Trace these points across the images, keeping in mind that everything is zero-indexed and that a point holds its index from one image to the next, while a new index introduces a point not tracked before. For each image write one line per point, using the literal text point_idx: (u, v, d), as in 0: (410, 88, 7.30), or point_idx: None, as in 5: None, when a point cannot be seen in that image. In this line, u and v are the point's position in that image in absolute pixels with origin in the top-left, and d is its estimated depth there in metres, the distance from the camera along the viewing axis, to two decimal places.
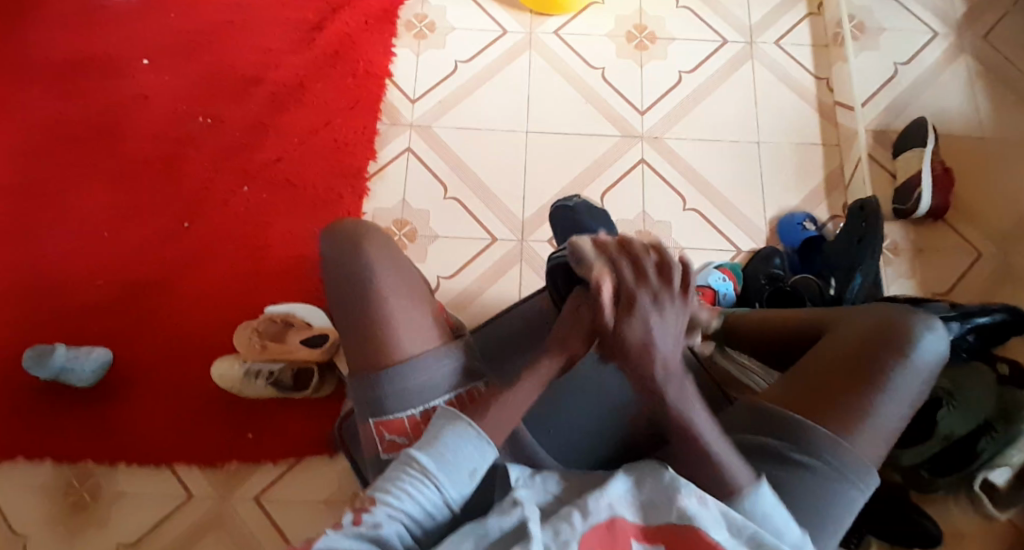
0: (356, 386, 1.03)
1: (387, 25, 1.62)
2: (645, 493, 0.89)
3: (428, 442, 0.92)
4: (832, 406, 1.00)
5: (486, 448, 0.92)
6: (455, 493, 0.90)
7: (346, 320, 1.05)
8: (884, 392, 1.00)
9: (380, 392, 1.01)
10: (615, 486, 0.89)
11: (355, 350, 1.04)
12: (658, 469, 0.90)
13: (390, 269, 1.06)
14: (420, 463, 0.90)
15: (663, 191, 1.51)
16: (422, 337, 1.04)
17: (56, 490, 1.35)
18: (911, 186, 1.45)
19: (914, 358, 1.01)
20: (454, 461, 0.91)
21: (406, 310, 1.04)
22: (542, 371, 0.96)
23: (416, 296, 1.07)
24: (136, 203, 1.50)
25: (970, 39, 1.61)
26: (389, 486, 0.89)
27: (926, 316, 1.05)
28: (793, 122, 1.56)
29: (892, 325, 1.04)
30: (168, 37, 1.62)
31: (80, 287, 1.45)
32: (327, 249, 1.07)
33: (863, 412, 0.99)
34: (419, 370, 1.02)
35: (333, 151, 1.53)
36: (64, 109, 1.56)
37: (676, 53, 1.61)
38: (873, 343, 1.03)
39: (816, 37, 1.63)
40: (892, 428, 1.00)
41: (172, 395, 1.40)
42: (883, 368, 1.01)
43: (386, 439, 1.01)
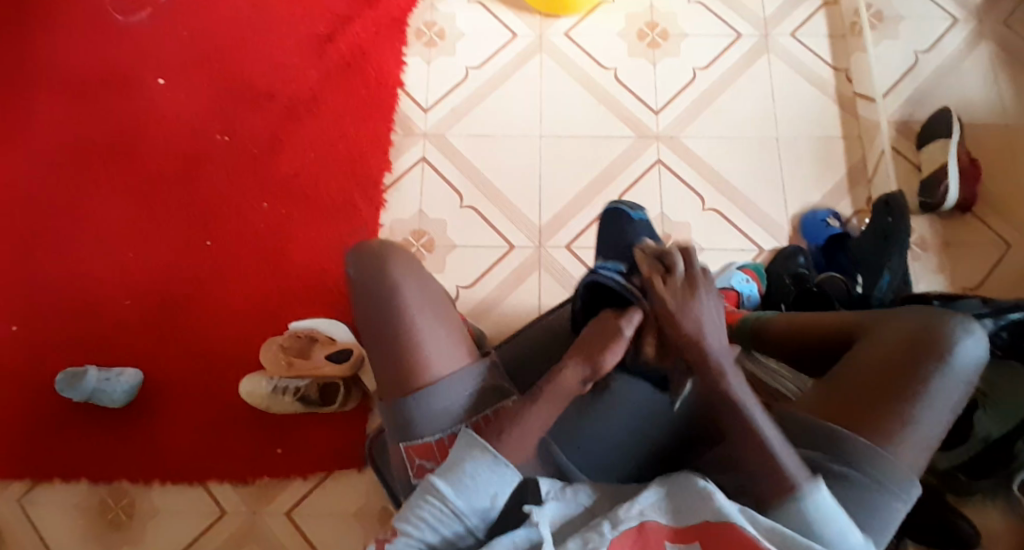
0: (386, 410, 1.01)
1: (398, 34, 1.61)
2: (675, 497, 0.90)
3: (449, 469, 0.92)
4: (871, 415, 0.97)
5: (505, 470, 0.92)
6: (475, 517, 0.90)
7: (375, 341, 1.02)
8: (925, 398, 0.97)
9: (410, 415, 0.99)
10: (646, 494, 0.90)
11: (386, 372, 1.01)
12: (690, 476, 0.90)
13: (416, 286, 1.03)
14: (438, 491, 0.90)
15: (681, 192, 1.49)
16: (452, 357, 1.02)
17: (92, 509, 1.38)
18: (937, 179, 1.42)
19: (952, 362, 0.98)
20: (474, 487, 0.91)
21: (435, 331, 1.02)
22: (564, 383, 0.97)
23: (444, 313, 1.04)
24: (158, 223, 1.51)
25: (992, 23, 1.57)
26: (410, 516, 0.90)
27: (964, 318, 1.01)
28: (813, 116, 1.54)
29: (927, 329, 1.00)
30: (182, 55, 1.63)
31: (108, 309, 1.47)
32: (353, 270, 1.04)
33: (902, 420, 0.96)
34: (447, 391, 0.99)
35: (349, 164, 1.53)
36: (86, 132, 1.58)
37: (689, 50, 1.59)
38: (911, 347, 0.99)
39: (833, 26, 1.60)
40: (933, 435, 0.97)
41: (202, 413, 1.42)
42: (920, 375, 0.98)
43: (416, 463, 0.99)
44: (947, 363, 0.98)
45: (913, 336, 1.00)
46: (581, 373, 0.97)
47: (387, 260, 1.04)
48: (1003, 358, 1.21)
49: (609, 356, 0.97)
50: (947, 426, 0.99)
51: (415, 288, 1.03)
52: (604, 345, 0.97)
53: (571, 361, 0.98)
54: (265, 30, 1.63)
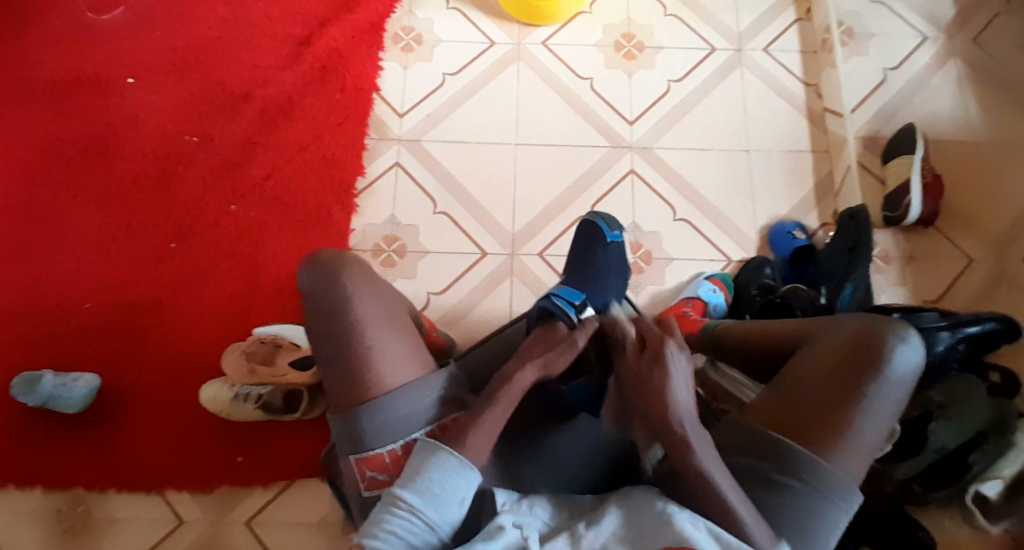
0: (338, 420, 1.00)
1: (374, 38, 1.59)
2: (638, 525, 0.88)
3: (414, 479, 0.91)
4: (813, 424, 0.98)
5: (469, 472, 0.92)
6: (444, 524, 0.90)
7: (327, 354, 1.01)
8: (865, 407, 0.98)
9: (360, 427, 0.98)
10: (606, 520, 0.89)
11: (337, 385, 1.00)
12: (650, 499, 0.90)
13: (371, 297, 1.03)
14: (406, 500, 0.90)
15: (653, 201, 1.50)
16: (405, 368, 1.00)
17: (45, 517, 1.34)
18: (900, 194, 1.46)
19: (889, 371, 0.99)
20: (442, 494, 0.90)
21: (387, 341, 1.01)
22: (519, 382, 0.98)
23: (400, 324, 1.04)
24: (121, 224, 1.48)
25: (961, 42, 1.60)
26: (376, 529, 0.88)
27: (902, 326, 1.03)
28: (784, 131, 1.56)
29: (866, 338, 1.02)
30: (151, 54, 1.59)
31: (66, 311, 1.42)
32: (308, 278, 1.04)
33: (841, 429, 0.97)
34: (401, 401, 0.98)
35: (320, 167, 1.51)
36: (47, 129, 1.53)
37: (665, 62, 1.60)
38: (850, 356, 1.01)
39: (805, 42, 1.62)
40: (873, 445, 0.98)
41: (163, 419, 1.38)
42: (859, 384, 0.99)
43: (368, 476, 0.99)
44: (885, 372, 0.99)
45: (851, 342, 1.02)
46: (536, 372, 0.98)
47: (340, 270, 1.03)
48: (960, 371, 1.29)
49: (563, 359, 0.99)
50: (887, 437, 1.00)
51: (370, 298, 1.03)
52: (559, 348, 0.99)
53: (528, 364, 0.98)
54: (237, 30, 1.61)
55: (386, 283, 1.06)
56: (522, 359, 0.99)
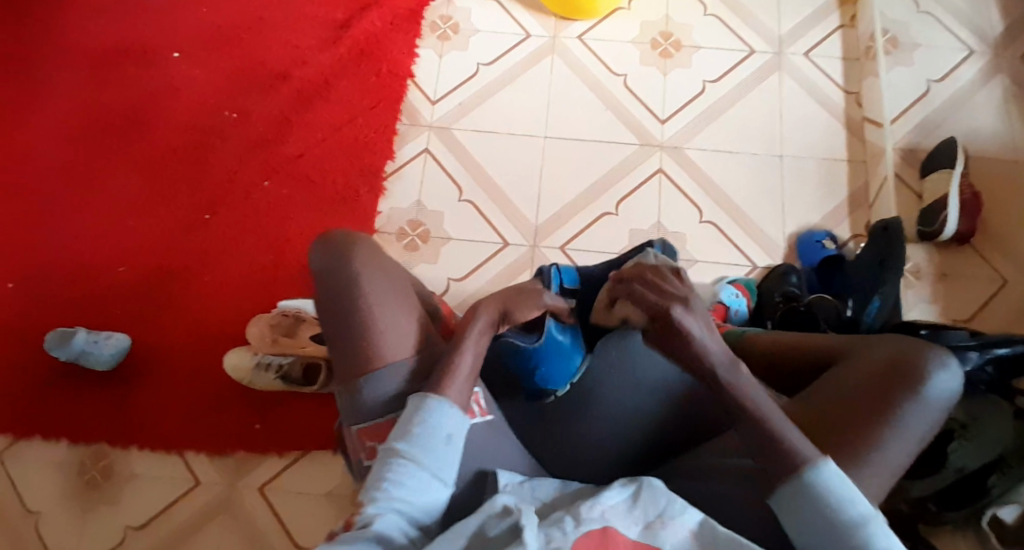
0: (343, 393, 1.04)
1: (412, 26, 1.62)
2: (640, 507, 0.89)
3: (400, 430, 0.95)
4: (838, 438, 0.97)
5: (447, 408, 0.95)
6: (436, 461, 0.94)
7: (334, 329, 1.04)
8: (895, 426, 0.96)
9: (360, 396, 1.02)
10: (608, 496, 0.89)
11: (341, 358, 1.04)
12: (656, 487, 0.90)
13: (380, 276, 1.05)
14: (396, 449, 0.94)
15: (680, 201, 1.49)
16: (407, 345, 1.03)
17: (71, 469, 1.39)
18: (936, 209, 1.42)
19: (926, 393, 0.97)
20: (427, 432, 0.94)
21: (394, 320, 1.03)
22: (481, 318, 1.02)
23: (406, 301, 1.05)
24: (160, 193, 1.53)
25: (1009, 58, 1.55)
26: (375, 483, 0.92)
27: (942, 350, 1.01)
28: (820, 138, 1.53)
29: (902, 360, 1.00)
30: (199, 31, 1.64)
31: (102, 273, 1.48)
32: (319, 256, 1.06)
33: (867, 446, 0.96)
34: (393, 373, 1.01)
35: (353, 149, 1.53)
36: (99, 98, 1.59)
37: (701, 62, 1.58)
38: (885, 376, 0.99)
39: (848, 50, 1.59)
40: (902, 461, 0.97)
41: (187, 383, 1.43)
42: (893, 403, 0.97)
43: (369, 446, 1.02)
44: (920, 394, 0.97)
45: (889, 359, 1.00)
46: (495, 310, 1.04)
47: (351, 250, 1.06)
48: (987, 393, 1.22)
49: (528, 310, 1.06)
50: (914, 453, 0.98)
51: (379, 277, 1.05)
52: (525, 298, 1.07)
53: (484, 303, 1.04)
54: (284, 13, 1.65)
55: (393, 262, 1.08)
56: (480, 303, 1.05)
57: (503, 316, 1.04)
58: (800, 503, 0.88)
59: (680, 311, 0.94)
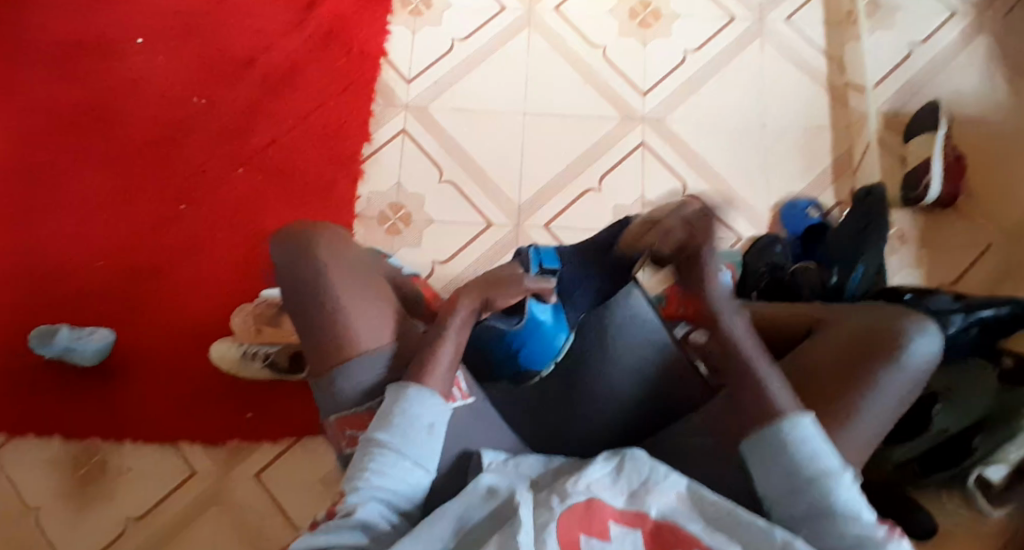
0: (319, 385, 1.04)
1: (385, 3, 1.58)
2: (624, 477, 0.89)
3: (381, 419, 0.96)
4: (814, 411, 0.98)
5: (428, 398, 0.96)
6: (417, 450, 0.95)
7: (302, 322, 1.05)
8: (871, 396, 0.98)
9: (335, 387, 1.02)
10: (593, 468, 0.89)
11: (312, 350, 1.04)
12: (639, 457, 0.90)
13: (343, 267, 1.05)
14: (378, 439, 0.95)
15: (662, 174, 1.48)
16: (379, 330, 1.04)
17: (65, 465, 1.40)
18: (920, 173, 1.41)
19: (902, 362, 0.98)
20: (408, 421, 0.95)
21: (361, 309, 1.04)
22: (460, 312, 1.02)
23: (373, 290, 1.06)
24: (138, 184, 1.51)
25: (990, 17, 1.54)
26: (356, 473, 0.93)
27: (919, 317, 1.02)
28: (801, 105, 1.52)
29: (879, 329, 1.00)
30: (162, 18, 1.61)
31: (83, 267, 1.47)
32: (280, 254, 1.07)
33: (844, 418, 0.97)
34: (364, 365, 1.02)
35: (330, 132, 1.51)
36: (68, 89, 1.56)
37: (679, 31, 1.56)
38: (861, 346, 1.00)
39: (829, 14, 1.57)
40: (870, 437, 0.98)
41: (175, 376, 1.43)
42: (869, 373, 0.98)
43: (348, 435, 1.03)
44: (896, 363, 0.98)
45: (868, 332, 1.01)
46: (473, 302, 1.02)
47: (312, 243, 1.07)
48: (969, 355, 1.24)
49: (507, 295, 1.02)
50: (888, 427, 0.99)
51: (342, 268, 1.06)
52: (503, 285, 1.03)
53: (463, 297, 1.02)
54: None
55: (358, 252, 1.09)
56: (461, 296, 1.03)
57: (484, 307, 1.03)
58: (769, 452, 0.91)
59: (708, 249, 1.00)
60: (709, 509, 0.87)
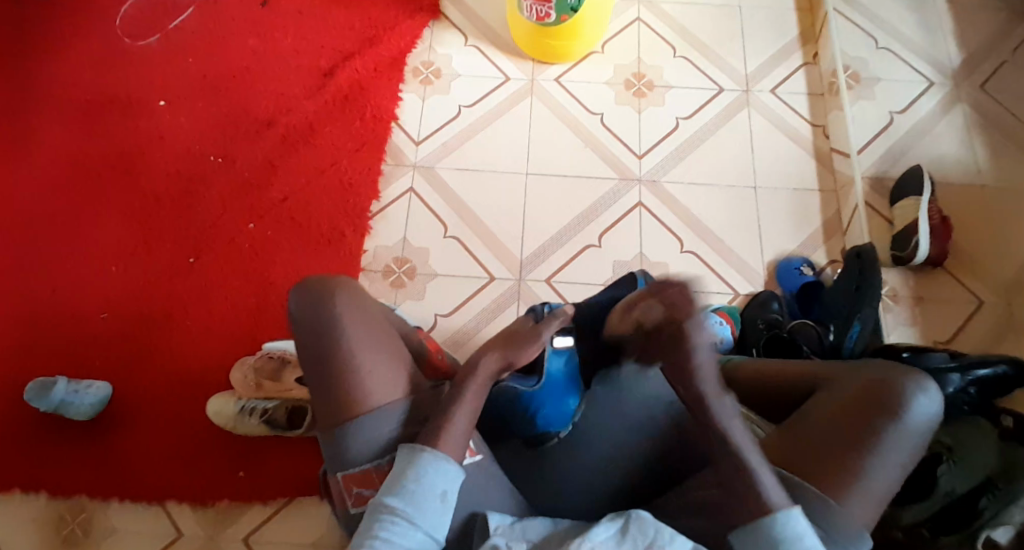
0: (327, 440, 1.08)
1: (396, 72, 1.64)
2: (629, 539, 0.93)
3: (394, 484, 0.98)
4: (823, 467, 1.02)
5: (443, 466, 0.99)
6: (429, 519, 0.97)
7: (315, 379, 1.08)
8: (879, 451, 1.01)
9: (345, 443, 1.06)
10: (598, 531, 0.94)
11: (324, 407, 1.08)
12: (644, 519, 0.95)
13: (359, 319, 1.10)
14: (388, 506, 0.97)
15: (661, 233, 1.52)
16: (392, 387, 1.08)
17: (47, 526, 1.35)
18: (908, 234, 1.47)
19: (908, 418, 1.02)
20: (421, 491, 0.97)
21: (375, 362, 1.09)
22: (482, 368, 1.07)
23: (385, 341, 1.10)
24: (144, 238, 1.52)
25: (968, 88, 1.63)
26: (365, 539, 0.96)
27: (921, 375, 1.05)
28: (792, 169, 1.59)
29: (883, 386, 1.04)
30: (185, 80, 1.64)
31: (85, 320, 1.46)
32: (295, 304, 1.10)
33: (853, 473, 1.00)
34: (373, 422, 1.06)
35: (340, 191, 1.54)
36: (78, 147, 1.58)
37: (673, 101, 1.63)
38: (866, 403, 1.03)
39: (813, 86, 1.66)
40: (887, 489, 1.01)
41: (169, 431, 1.40)
42: (876, 429, 1.01)
43: (354, 493, 1.07)
44: (901, 419, 1.02)
45: (866, 386, 1.05)
46: (498, 360, 1.08)
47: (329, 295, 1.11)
48: (971, 414, 1.25)
49: (526, 352, 1.10)
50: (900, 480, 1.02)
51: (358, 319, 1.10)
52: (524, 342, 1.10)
53: (489, 352, 1.08)
54: (267, 59, 1.65)
55: (370, 303, 1.13)
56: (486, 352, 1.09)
57: (504, 366, 1.08)
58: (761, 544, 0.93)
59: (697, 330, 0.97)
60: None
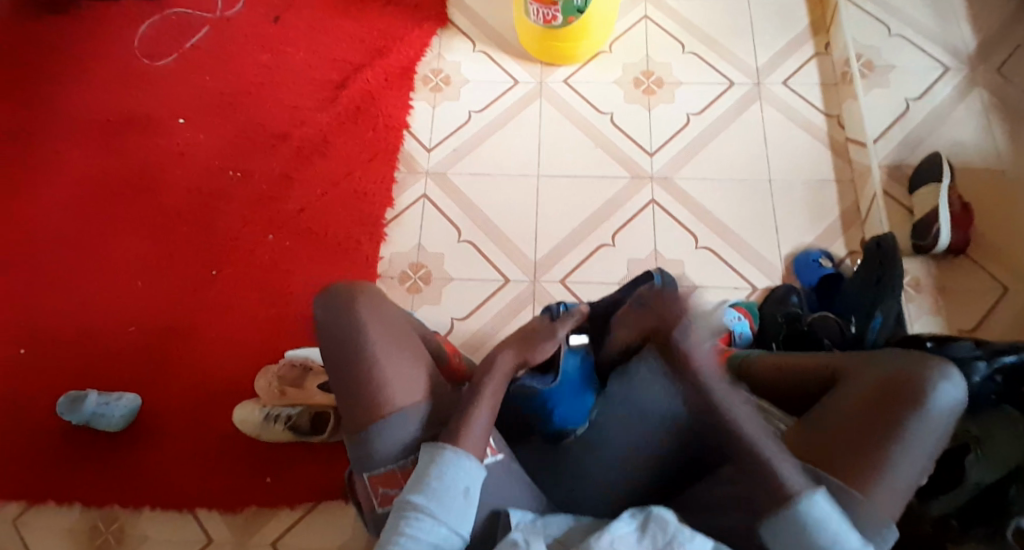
0: (352, 442, 1.11)
1: (406, 81, 1.66)
2: (649, 535, 0.94)
3: (417, 482, 1.00)
4: (845, 461, 1.01)
5: (465, 463, 1.01)
6: (453, 515, 0.99)
7: (338, 379, 1.12)
8: (902, 443, 1.00)
9: (370, 445, 1.09)
10: (618, 527, 0.94)
11: (347, 407, 1.12)
12: (665, 514, 0.95)
13: (379, 323, 1.14)
14: (413, 503, 0.99)
15: (675, 230, 1.52)
16: (412, 388, 1.11)
17: (83, 534, 1.39)
18: (928, 222, 1.45)
19: (928, 408, 1.01)
20: (444, 488, 1.00)
21: (395, 363, 1.12)
22: (502, 364, 1.13)
23: (406, 344, 1.14)
24: (167, 253, 1.55)
25: (984, 72, 1.60)
26: (390, 537, 0.97)
27: (941, 364, 1.04)
28: (807, 161, 1.57)
29: (901, 377, 1.04)
30: (203, 98, 1.68)
31: (113, 335, 1.50)
32: (321, 310, 1.15)
33: (876, 465, 0.99)
34: (396, 423, 1.09)
35: (355, 200, 1.56)
36: (102, 167, 1.62)
37: (683, 97, 1.63)
38: (883, 393, 1.03)
39: (825, 76, 1.64)
40: (912, 483, 1.00)
41: (197, 441, 1.44)
42: (897, 420, 1.01)
43: (381, 493, 1.09)
44: (922, 409, 1.01)
45: (893, 382, 1.04)
46: (514, 357, 1.14)
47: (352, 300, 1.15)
48: (1000, 402, 1.22)
49: (544, 350, 1.17)
50: (924, 474, 1.01)
51: (378, 323, 1.14)
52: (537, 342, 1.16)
53: (506, 350, 1.14)
54: (281, 74, 1.69)
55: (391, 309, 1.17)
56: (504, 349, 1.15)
57: (522, 363, 1.15)
58: (787, 530, 0.93)
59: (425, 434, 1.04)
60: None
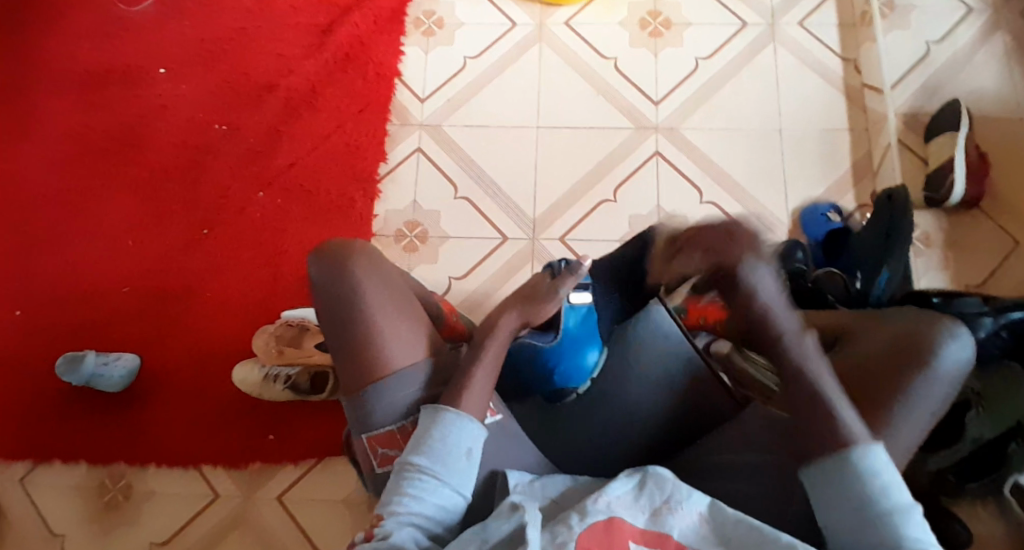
0: (350, 402, 1.03)
1: (397, 24, 1.60)
2: (646, 495, 0.89)
3: (418, 444, 0.96)
4: None
5: (468, 424, 0.96)
6: (456, 476, 0.94)
7: (335, 341, 1.04)
8: (905, 403, 0.91)
9: (368, 406, 1.02)
10: (613, 486, 0.90)
11: (346, 370, 1.04)
12: (663, 472, 0.91)
13: (377, 282, 1.05)
14: (414, 464, 0.94)
15: (679, 184, 1.46)
16: (412, 349, 1.04)
17: (89, 492, 1.39)
18: (943, 173, 1.38)
19: (934, 366, 0.92)
20: (445, 448, 0.95)
21: (396, 325, 1.04)
22: (502, 328, 1.04)
23: (404, 304, 1.06)
24: (158, 209, 1.52)
25: (1007, 13, 1.53)
26: (393, 497, 0.93)
27: (954, 321, 0.95)
28: (819, 107, 1.50)
29: (911, 335, 0.94)
30: (185, 46, 1.62)
31: (108, 294, 1.48)
32: (315, 271, 1.05)
33: (877, 426, 0.91)
34: (395, 386, 1.02)
35: (347, 155, 1.52)
36: (88, 121, 1.58)
37: (691, 39, 1.56)
38: (894, 351, 0.94)
39: (842, 16, 1.56)
40: (913, 442, 0.92)
41: (197, 401, 1.42)
42: (902, 381, 0.92)
43: (380, 453, 1.03)
44: (929, 367, 0.92)
45: (898, 337, 0.95)
46: (516, 320, 1.05)
47: (347, 257, 1.05)
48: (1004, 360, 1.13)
49: (546, 309, 1.06)
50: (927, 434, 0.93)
51: (375, 283, 1.05)
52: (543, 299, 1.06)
53: (508, 311, 1.05)
54: (266, 20, 1.63)
55: (387, 265, 1.08)
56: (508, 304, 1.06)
57: (523, 325, 1.06)
58: (839, 484, 0.84)
59: (750, 267, 0.89)
60: (734, 532, 0.86)
